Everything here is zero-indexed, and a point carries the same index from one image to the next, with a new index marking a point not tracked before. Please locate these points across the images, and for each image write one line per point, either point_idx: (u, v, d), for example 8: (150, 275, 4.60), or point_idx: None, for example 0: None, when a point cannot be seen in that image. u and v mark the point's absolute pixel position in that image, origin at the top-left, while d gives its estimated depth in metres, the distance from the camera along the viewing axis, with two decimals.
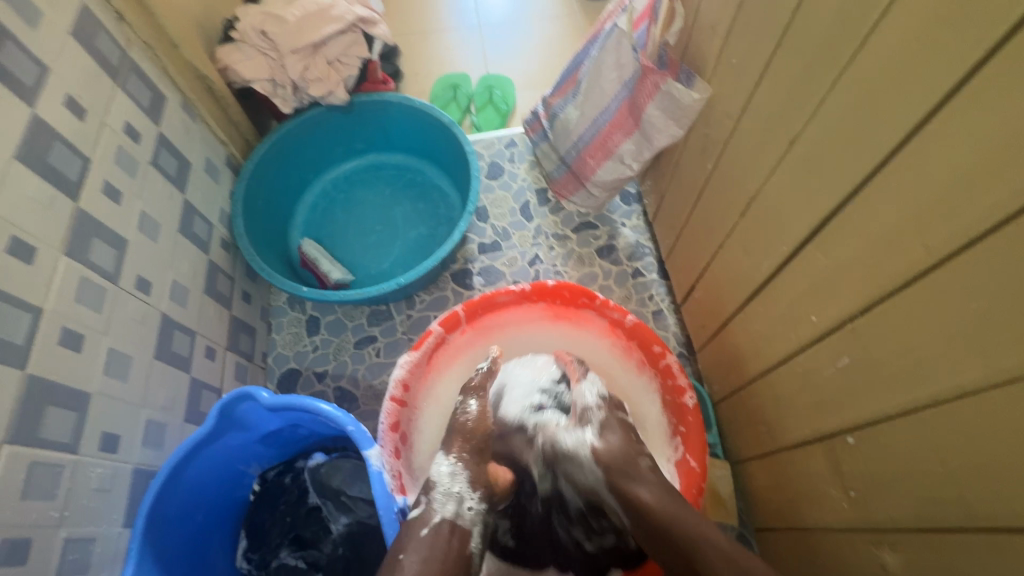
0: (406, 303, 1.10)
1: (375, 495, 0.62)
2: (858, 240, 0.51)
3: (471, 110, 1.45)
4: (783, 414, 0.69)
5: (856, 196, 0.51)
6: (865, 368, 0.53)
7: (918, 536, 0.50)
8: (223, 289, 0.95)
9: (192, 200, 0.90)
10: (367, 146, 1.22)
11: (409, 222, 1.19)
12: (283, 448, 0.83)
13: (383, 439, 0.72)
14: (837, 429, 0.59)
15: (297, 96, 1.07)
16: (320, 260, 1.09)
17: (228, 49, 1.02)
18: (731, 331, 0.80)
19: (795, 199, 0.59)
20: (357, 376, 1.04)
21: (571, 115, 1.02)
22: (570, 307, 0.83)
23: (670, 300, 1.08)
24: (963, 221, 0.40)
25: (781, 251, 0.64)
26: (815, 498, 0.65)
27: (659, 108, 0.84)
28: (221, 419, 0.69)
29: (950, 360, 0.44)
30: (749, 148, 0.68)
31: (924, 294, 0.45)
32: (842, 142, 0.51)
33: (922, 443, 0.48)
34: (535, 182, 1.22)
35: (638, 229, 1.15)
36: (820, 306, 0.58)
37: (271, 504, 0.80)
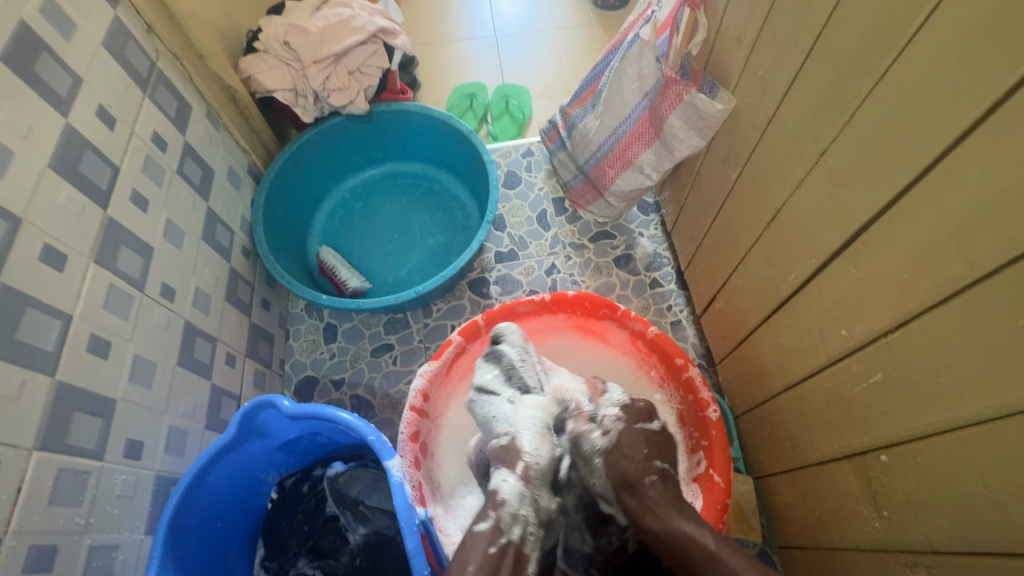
0: (423, 312, 1.10)
1: (396, 506, 0.61)
2: (893, 254, 0.50)
3: (488, 119, 1.46)
4: (810, 429, 0.68)
5: (890, 209, 0.50)
6: (900, 383, 0.52)
7: (959, 561, 0.48)
8: (243, 296, 0.95)
9: (215, 208, 0.91)
10: (385, 156, 1.23)
11: (426, 230, 1.19)
12: (302, 456, 0.82)
13: (403, 450, 0.71)
14: (869, 446, 0.57)
15: (318, 106, 1.08)
16: (338, 268, 1.10)
17: (252, 59, 1.03)
18: (754, 343, 0.79)
19: (823, 211, 0.59)
20: (374, 384, 1.04)
21: (591, 125, 1.03)
22: (591, 318, 0.82)
23: (689, 311, 1.07)
24: (1006, 235, 0.40)
25: (809, 263, 0.63)
26: (845, 518, 0.63)
27: (680, 119, 0.83)
28: (242, 427, 0.69)
29: (992, 378, 0.42)
30: (775, 159, 0.67)
31: (964, 309, 0.44)
32: (876, 154, 0.50)
33: (962, 463, 0.46)
34: (551, 191, 1.22)
35: (656, 239, 1.14)
36: (850, 320, 0.57)
37: (289, 513, 0.80)
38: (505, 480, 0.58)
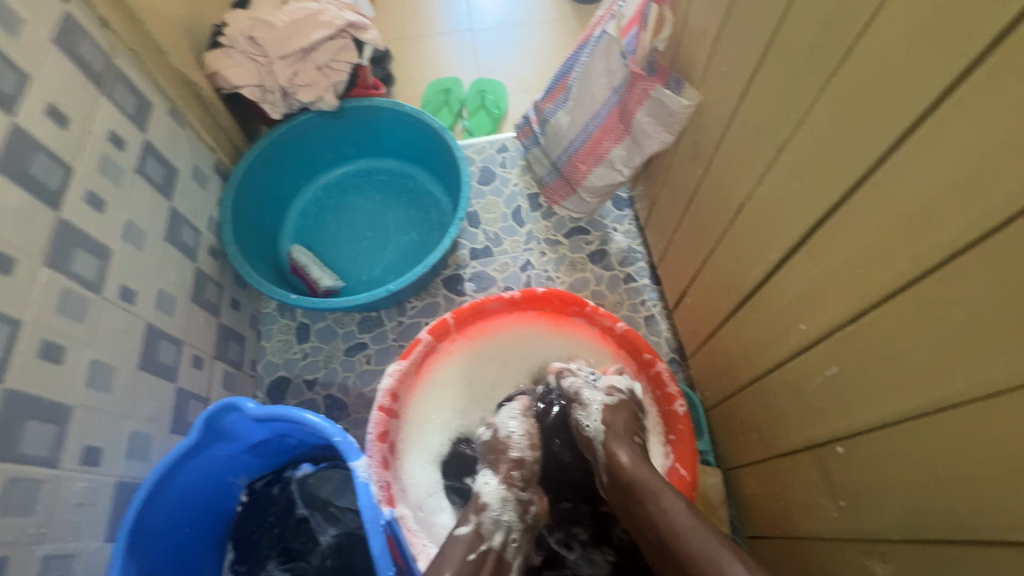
0: (397, 310, 1.10)
1: (362, 507, 0.61)
2: (848, 248, 0.51)
3: (463, 114, 1.45)
4: (774, 421, 0.69)
5: (843, 205, 0.50)
6: (853, 376, 0.53)
7: (909, 548, 0.49)
8: (212, 297, 0.94)
9: (180, 207, 0.89)
10: (357, 152, 1.22)
11: (400, 227, 1.18)
12: (273, 458, 0.81)
13: (371, 450, 0.71)
14: (827, 438, 0.58)
15: (287, 102, 1.06)
16: (310, 267, 1.08)
17: (217, 54, 1.01)
18: (722, 338, 0.80)
19: (783, 207, 0.59)
20: (348, 384, 1.03)
21: (562, 121, 1.02)
22: (561, 314, 0.82)
23: (662, 305, 1.08)
24: (951, 231, 0.40)
25: (770, 259, 0.64)
26: (806, 507, 0.64)
27: (649, 115, 0.84)
28: (206, 430, 0.68)
29: (935, 371, 0.43)
30: (738, 155, 0.67)
31: (911, 303, 0.44)
32: (830, 151, 0.51)
33: (911, 454, 0.47)
34: (526, 187, 1.22)
35: (629, 234, 1.14)
36: (808, 315, 0.58)
37: (260, 516, 0.79)
38: (486, 483, 0.63)
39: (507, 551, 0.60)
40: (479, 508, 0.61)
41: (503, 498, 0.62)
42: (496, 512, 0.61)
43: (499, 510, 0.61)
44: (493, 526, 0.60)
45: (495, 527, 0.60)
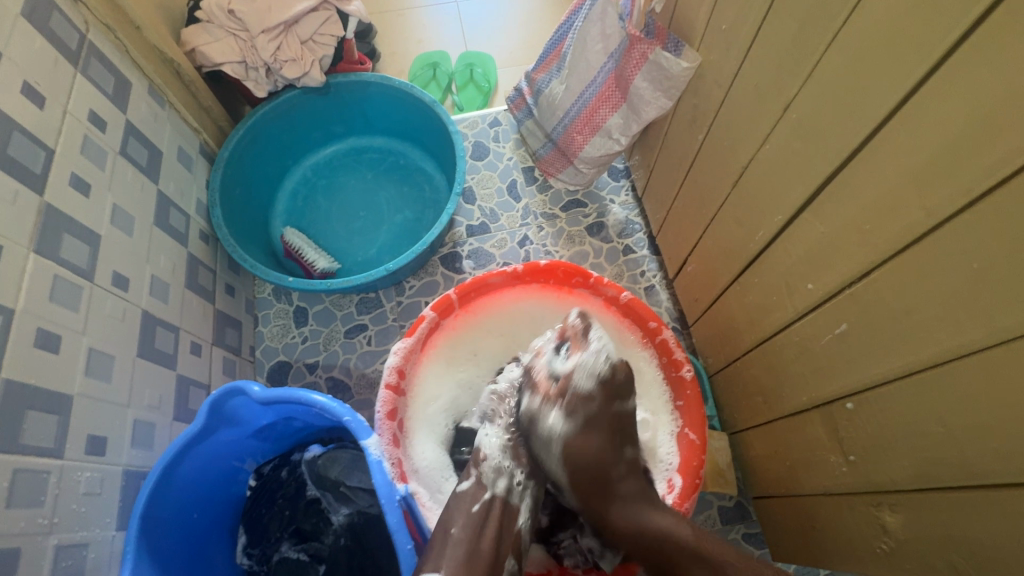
0: (395, 290, 1.08)
1: (376, 484, 0.61)
2: (857, 203, 0.50)
3: (452, 89, 1.42)
4: (779, 382, 0.69)
5: (852, 160, 0.50)
6: (862, 333, 0.53)
7: (918, 497, 0.50)
8: (205, 283, 0.92)
9: (166, 191, 0.86)
10: (346, 131, 1.19)
11: (394, 206, 1.16)
12: (279, 442, 0.81)
13: (380, 429, 0.70)
14: (835, 395, 0.59)
15: (270, 79, 1.03)
16: (305, 249, 1.06)
17: (195, 30, 0.97)
18: (725, 303, 0.80)
19: (789, 167, 0.59)
20: (350, 365, 1.02)
21: (556, 90, 1.00)
22: (564, 287, 0.81)
23: (662, 275, 1.08)
24: (964, 179, 0.40)
25: (775, 220, 0.63)
26: (814, 465, 0.65)
27: (647, 80, 0.82)
28: (212, 416, 0.68)
29: (947, 322, 0.44)
30: (740, 116, 0.67)
31: (924, 254, 0.44)
32: (838, 106, 0.50)
33: (922, 405, 0.48)
34: (520, 161, 1.20)
35: (627, 205, 1.14)
36: (816, 274, 0.58)
37: (269, 499, 0.79)
38: (486, 436, 0.69)
39: (506, 495, 0.66)
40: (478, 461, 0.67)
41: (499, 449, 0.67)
42: (497, 462, 0.67)
43: (497, 459, 0.67)
44: (494, 476, 0.66)
45: (496, 476, 0.66)
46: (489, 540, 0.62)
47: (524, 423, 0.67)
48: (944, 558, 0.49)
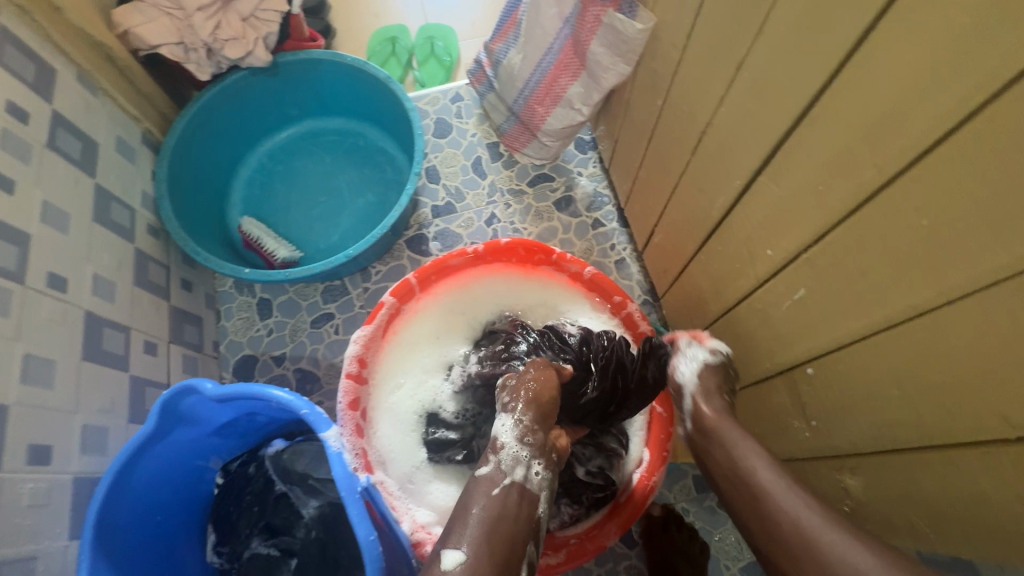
0: (361, 276, 1.05)
1: (335, 477, 0.60)
2: (810, 164, 0.48)
3: (413, 65, 1.37)
4: (745, 351, 0.69)
5: (804, 119, 0.48)
6: (819, 298, 0.52)
7: (877, 460, 0.50)
8: (157, 279, 0.88)
9: (105, 184, 0.82)
10: (301, 113, 1.14)
11: (356, 190, 1.12)
12: (244, 438, 0.79)
13: (343, 420, 0.68)
14: (796, 361, 0.58)
15: (213, 60, 0.97)
16: (263, 239, 1.03)
17: (126, 11, 0.89)
18: (692, 274, 0.79)
19: (745, 129, 0.57)
20: (318, 356, 1.00)
21: (514, 60, 0.97)
22: (528, 265, 0.79)
23: (632, 248, 1.06)
24: (911, 133, 0.38)
25: (734, 186, 0.62)
26: (780, 431, 0.65)
27: (603, 45, 0.79)
28: (164, 417, 0.65)
29: (899, 283, 0.42)
30: (696, 79, 0.64)
31: (874, 214, 0.43)
32: (788, 63, 0.48)
33: (876, 368, 0.47)
34: (485, 137, 1.16)
35: (595, 177, 1.11)
36: (774, 240, 0.57)
37: (236, 496, 0.77)
38: (502, 423, 0.58)
39: (530, 483, 0.55)
40: (495, 446, 0.56)
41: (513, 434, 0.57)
42: (516, 448, 0.56)
43: (515, 446, 0.56)
44: (513, 463, 0.55)
45: (514, 466, 0.55)
46: (511, 525, 0.51)
47: (540, 396, 0.60)
48: (903, 519, 0.49)
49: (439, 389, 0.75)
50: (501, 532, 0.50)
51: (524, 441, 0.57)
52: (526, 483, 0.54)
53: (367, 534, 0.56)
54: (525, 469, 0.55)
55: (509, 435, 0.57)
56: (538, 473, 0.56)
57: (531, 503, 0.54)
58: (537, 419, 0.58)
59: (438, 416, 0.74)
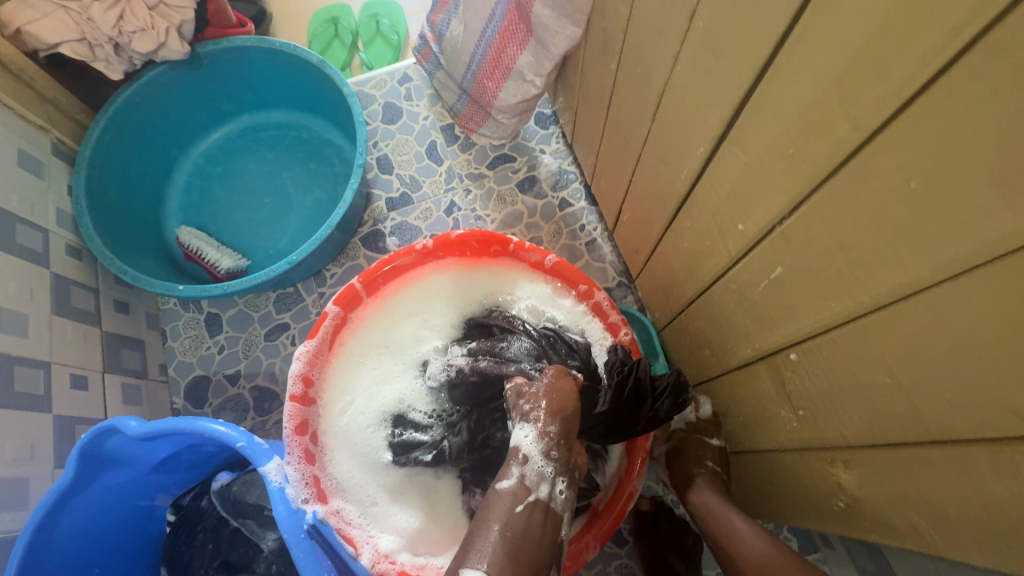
0: (315, 281, 0.98)
1: (278, 516, 0.54)
2: (777, 124, 0.42)
3: (359, 47, 1.27)
4: (724, 335, 0.63)
5: (767, 71, 0.41)
6: (798, 277, 0.45)
7: (873, 454, 0.44)
8: (83, 304, 0.80)
9: (8, 205, 0.73)
10: (237, 108, 1.05)
11: (302, 187, 1.03)
12: (193, 471, 0.73)
13: (289, 446, 0.62)
14: (778, 346, 0.52)
15: (123, 57, 0.88)
16: (204, 249, 0.95)
17: (12, 6, 0.79)
18: (663, 253, 0.72)
19: (704, 89, 0.50)
20: (275, 371, 0.93)
21: (457, 31, 0.88)
22: (485, 257, 0.72)
23: (603, 227, 0.99)
24: (892, 77, 0.31)
25: (698, 154, 0.55)
26: (766, 421, 0.59)
27: (547, 6, 0.71)
28: (86, 463, 0.59)
29: (886, 257, 0.36)
30: (649, 35, 0.56)
31: (852, 178, 0.36)
32: (745, 5, 0.40)
33: (866, 354, 0.41)
34: (438, 119, 1.08)
35: (558, 154, 1.03)
36: (745, 213, 0.50)
37: (189, 534, 0.71)
38: (524, 433, 0.52)
39: (555, 502, 0.49)
40: (517, 459, 0.50)
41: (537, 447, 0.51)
42: (541, 463, 0.50)
43: (541, 461, 0.50)
44: (538, 479, 0.49)
45: (539, 482, 0.50)
46: (536, 547, 0.45)
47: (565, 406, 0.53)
48: (904, 518, 0.44)
49: (404, 388, 0.69)
50: (531, 552, 0.45)
51: (550, 456, 0.51)
52: (551, 502, 0.49)
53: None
54: (550, 486, 0.49)
55: (533, 447, 0.51)
56: (562, 492, 0.50)
57: (555, 525, 0.48)
58: (563, 432, 0.52)
59: (406, 417, 0.68)
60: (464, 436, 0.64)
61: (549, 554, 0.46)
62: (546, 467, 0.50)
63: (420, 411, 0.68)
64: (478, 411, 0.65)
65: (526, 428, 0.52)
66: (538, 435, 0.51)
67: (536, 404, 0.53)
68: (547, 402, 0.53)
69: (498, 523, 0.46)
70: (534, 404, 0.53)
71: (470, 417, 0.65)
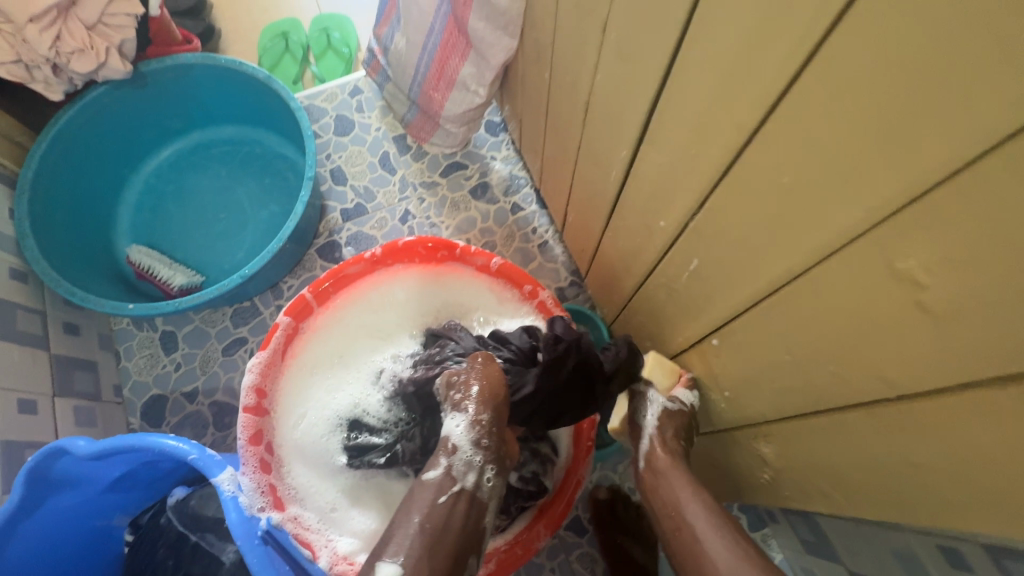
0: (272, 294, 0.98)
1: (231, 524, 0.54)
2: (680, 128, 0.45)
3: (310, 60, 1.28)
4: (660, 326, 0.66)
5: (668, 80, 0.45)
6: (711, 268, 0.49)
7: (784, 427, 0.48)
8: (30, 328, 0.79)
9: None
10: (186, 125, 1.05)
11: (257, 201, 1.04)
12: (149, 489, 0.73)
13: (244, 457, 0.63)
14: (702, 333, 0.56)
15: (63, 77, 0.87)
16: (157, 267, 0.95)
17: None
18: (604, 252, 0.76)
19: (621, 96, 0.53)
20: (234, 385, 0.93)
21: (401, 44, 0.91)
22: (435, 264, 0.74)
23: (554, 229, 1.03)
24: (760, 85, 0.35)
25: (622, 157, 0.58)
26: (700, 405, 0.63)
27: (482, 19, 0.74)
28: (35, 486, 0.58)
29: (773, 245, 0.40)
30: (572, 46, 0.60)
31: (741, 176, 0.40)
32: (645, 19, 0.44)
33: (768, 334, 0.45)
34: (390, 129, 1.09)
35: (509, 160, 1.06)
36: (664, 210, 0.54)
37: (148, 550, 0.72)
38: (455, 423, 0.54)
39: (482, 491, 0.51)
40: (446, 448, 0.52)
41: (469, 436, 0.53)
42: (469, 452, 0.52)
43: (469, 450, 0.52)
44: (465, 469, 0.51)
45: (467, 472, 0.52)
46: (454, 538, 0.47)
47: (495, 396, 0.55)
48: (814, 484, 0.48)
49: (358, 394, 0.70)
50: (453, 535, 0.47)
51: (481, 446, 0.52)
52: (477, 491, 0.51)
53: None
54: (477, 475, 0.51)
55: (463, 434, 0.53)
56: (489, 480, 0.52)
57: (480, 512, 0.50)
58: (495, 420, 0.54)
59: (361, 422, 0.69)
60: (417, 442, 0.64)
61: (470, 542, 0.48)
62: (476, 455, 0.52)
63: (374, 416, 0.70)
64: (431, 418, 0.64)
65: (457, 418, 0.54)
66: (471, 423, 0.53)
67: (466, 393, 0.56)
68: (481, 392, 0.55)
69: (419, 516, 0.48)
70: (466, 394, 0.55)
71: (422, 423, 0.65)
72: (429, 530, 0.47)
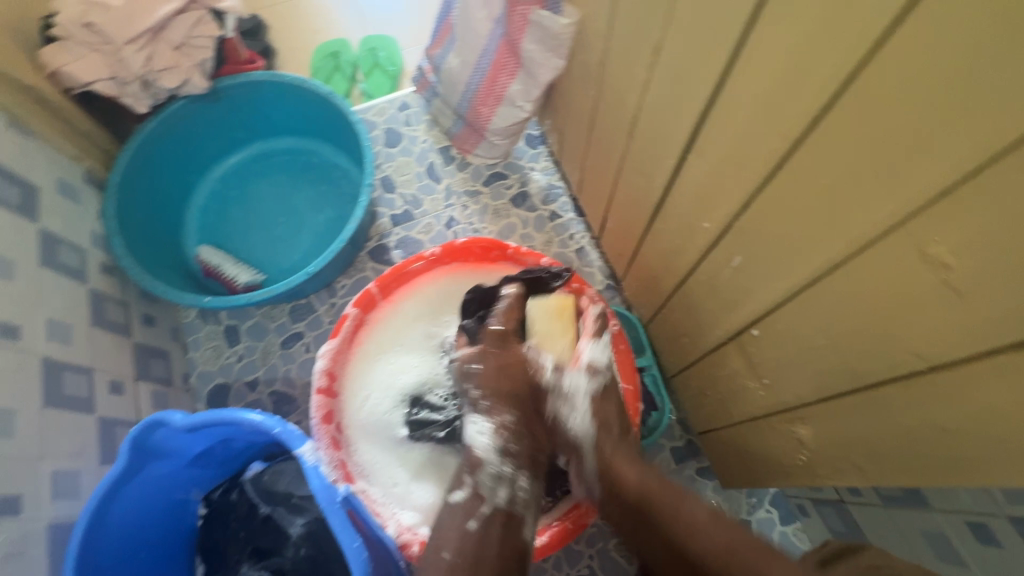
0: (327, 292, 1.06)
1: (314, 490, 0.61)
2: (727, 138, 0.51)
3: (358, 78, 1.37)
4: (698, 321, 0.72)
5: (717, 96, 0.51)
6: (752, 264, 0.55)
7: (821, 407, 0.53)
8: (117, 317, 0.87)
9: (51, 228, 0.81)
10: (250, 136, 1.13)
11: (313, 206, 1.12)
12: (223, 466, 0.79)
13: (318, 433, 0.69)
14: (742, 325, 0.61)
15: (150, 92, 0.96)
16: (223, 265, 1.02)
17: (53, 49, 0.87)
18: (644, 254, 0.81)
19: (670, 110, 0.59)
20: (291, 376, 0.99)
21: (453, 64, 0.98)
22: (487, 261, 0.80)
23: (590, 236, 1.09)
24: (804, 101, 0.41)
25: (668, 165, 0.64)
26: (738, 394, 0.68)
27: (535, 41, 0.81)
28: (136, 454, 0.65)
29: (813, 240, 0.45)
30: (622, 66, 0.66)
31: (785, 179, 0.46)
32: (697, 43, 0.50)
33: (807, 322, 0.50)
34: (436, 142, 1.17)
35: (547, 171, 1.13)
36: (708, 211, 0.59)
37: (222, 525, 0.77)
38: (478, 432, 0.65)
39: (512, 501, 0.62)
40: (475, 468, 0.63)
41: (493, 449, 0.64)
42: (497, 468, 0.63)
43: (497, 465, 0.63)
44: (494, 485, 0.62)
45: (496, 485, 0.62)
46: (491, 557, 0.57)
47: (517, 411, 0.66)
48: (849, 460, 0.52)
49: (420, 373, 0.76)
50: (489, 557, 0.57)
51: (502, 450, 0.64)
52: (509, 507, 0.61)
53: (353, 543, 0.57)
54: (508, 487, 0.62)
55: (486, 445, 0.64)
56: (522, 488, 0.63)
57: (516, 523, 0.60)
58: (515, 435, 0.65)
59: (423, 400, 0.74)
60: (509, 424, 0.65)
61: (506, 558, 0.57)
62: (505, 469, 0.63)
63: (437, 393, 0.75)
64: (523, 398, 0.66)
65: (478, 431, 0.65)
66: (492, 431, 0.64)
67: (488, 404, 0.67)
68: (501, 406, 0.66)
69: (451, 549, 0.57)
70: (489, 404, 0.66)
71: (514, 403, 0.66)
72: (461, 550, 0.57)
